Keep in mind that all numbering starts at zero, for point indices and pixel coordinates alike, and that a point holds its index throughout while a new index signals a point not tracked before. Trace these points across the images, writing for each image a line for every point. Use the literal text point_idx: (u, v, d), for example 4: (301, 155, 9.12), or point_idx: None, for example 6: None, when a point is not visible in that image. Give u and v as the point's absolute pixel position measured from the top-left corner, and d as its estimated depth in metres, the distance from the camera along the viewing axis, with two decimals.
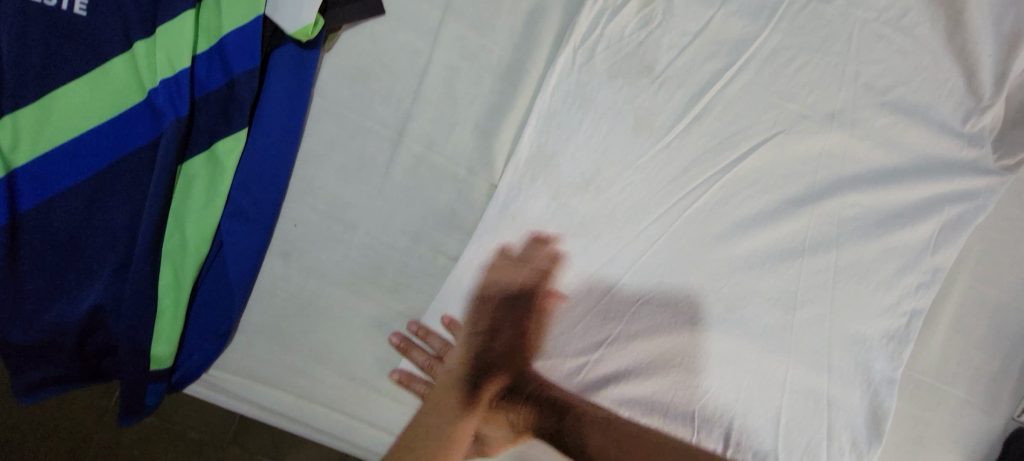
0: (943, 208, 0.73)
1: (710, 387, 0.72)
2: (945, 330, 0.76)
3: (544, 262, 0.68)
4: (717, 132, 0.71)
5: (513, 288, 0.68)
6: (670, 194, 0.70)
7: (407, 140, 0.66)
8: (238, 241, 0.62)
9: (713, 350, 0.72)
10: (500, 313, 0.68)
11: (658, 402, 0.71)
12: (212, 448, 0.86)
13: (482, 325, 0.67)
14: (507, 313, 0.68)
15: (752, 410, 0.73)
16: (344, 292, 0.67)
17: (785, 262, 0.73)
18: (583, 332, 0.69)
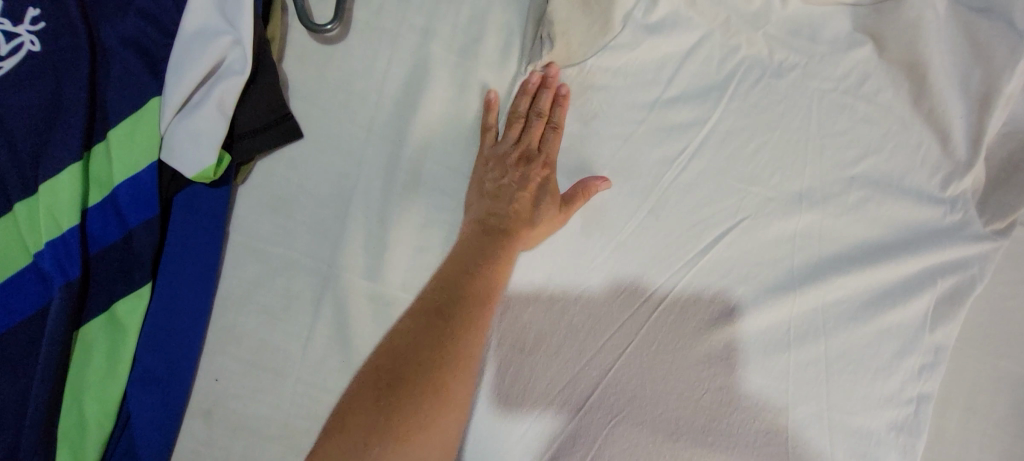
0: (934, 282, 0.67)
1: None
2: (958, 412, 0.69)
3: (535, 110, 0.61)
4: (679, 223, 0.65)
5: (515, 147, 0.60)
6: (633, 296, 0.64)
7: (338, 271, 0.59)
8: (147, 409, 0.55)
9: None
10: (503, 171, 0.60)
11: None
12: None
13: (490, 188, 0.59)
14: (517, 170, 0.60)
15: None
16: (277, 449, 0.58)
17: (771, 357, 0.65)
18: (568, 396, 0.63)
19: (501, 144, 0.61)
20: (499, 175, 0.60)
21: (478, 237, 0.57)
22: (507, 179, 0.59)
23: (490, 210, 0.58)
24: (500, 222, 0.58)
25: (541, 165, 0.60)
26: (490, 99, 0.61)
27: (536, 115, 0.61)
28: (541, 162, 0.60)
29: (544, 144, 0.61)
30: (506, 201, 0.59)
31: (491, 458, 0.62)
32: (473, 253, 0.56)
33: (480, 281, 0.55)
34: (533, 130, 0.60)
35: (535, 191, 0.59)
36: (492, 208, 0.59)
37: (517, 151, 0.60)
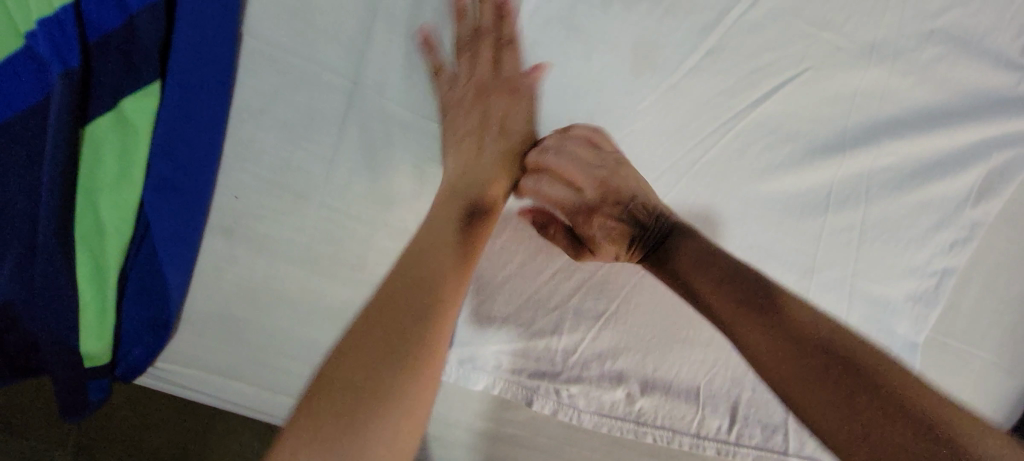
0: (991, 154, 0.64)
1: (719, 358, 0.66)
2: (977, 288, 0.69)
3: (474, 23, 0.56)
4: (736, 67, 0.59)
5: (470, 84, 0.57)
6: (677, 146, 0.61)
7: (365, 91, 0.55)
8: (167, 218, 0.52)
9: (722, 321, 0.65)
10: (464, 115, 0.56)
11: (660, 381, 0.65)
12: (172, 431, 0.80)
13: (454, 139, 0.55)
14: (477, 104, 0.57)
15: (763, 382, 0.67)
16: (301, 272, 0.57)
17: (807, 219, 0.64)
18: None
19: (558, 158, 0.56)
20: (460, 120, 0.56)
21: (452, 195, 0.52)
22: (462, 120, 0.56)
23: (462, 168, 0.54)
24: (473, 176, 0.54)
25: (501, 93, 0.57)
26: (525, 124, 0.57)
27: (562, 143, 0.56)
28: (501, 88, 0.57)
29: (501, 66, 0.57)
30: (474, 153, 0.56)
31: (519, 297, 0.62)
32: (457, 203, 0.52)
33: (478, 217, 0.52)
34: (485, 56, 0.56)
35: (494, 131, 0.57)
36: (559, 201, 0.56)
37: (475, 85, 0.57)
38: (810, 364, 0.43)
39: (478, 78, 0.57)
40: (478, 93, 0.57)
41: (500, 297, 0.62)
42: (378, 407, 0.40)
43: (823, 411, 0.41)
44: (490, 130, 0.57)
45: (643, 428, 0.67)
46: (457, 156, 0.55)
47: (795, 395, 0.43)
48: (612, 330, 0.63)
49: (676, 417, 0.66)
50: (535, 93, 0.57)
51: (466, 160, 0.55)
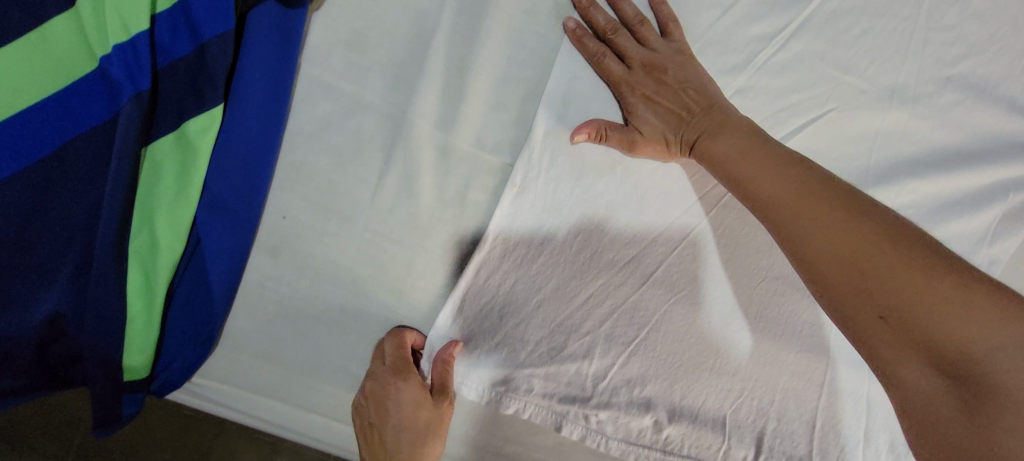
0: (1007, 194, 0.66)
1: (745, 387, 0.67)
2: None
3: (605, 27, 0.58)
4: (764, 106, 0.62)
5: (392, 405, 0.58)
6: (706, 178, 0.63)
7: (412, 118, 0.57)
8: (218, 236, 0.54)
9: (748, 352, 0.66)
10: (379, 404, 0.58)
11: (688, 409, 0.66)
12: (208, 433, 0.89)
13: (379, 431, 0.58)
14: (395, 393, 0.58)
15: (788, 413, 0.68)
16: (341, 292, 0.58)
17: None
18: (636, 269, 0.63)
19: (633, 41, 0.58)
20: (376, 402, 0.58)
21: (384, 438, 0.58)
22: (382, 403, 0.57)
23: (381, 441, 0.58)
24: (384, 403, 0.57)
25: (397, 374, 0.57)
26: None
27: (639, 21, 0.58)
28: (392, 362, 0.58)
29: (642, 116, 0.58)
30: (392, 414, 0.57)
31: (553, 325, 0.62)
32: (399, 431, 0.58)
33: (413, 431, 0.58)
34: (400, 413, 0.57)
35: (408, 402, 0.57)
36: (624, 46, 0.58)
37: (390, 380, 0.57)
38: (863, 221, 0.47)
39: (621, 76, 0.58)
40: (628, 85, 0.58)
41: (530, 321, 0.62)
42: None
43: (884, 269, 0.44)
44: (630, 105, 0.58)
45: (669, 457, 0.67)
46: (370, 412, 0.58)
47: (863, 250, 0.45)
48: (641, 357, 0.64)
49: (703, 446, 0.67)
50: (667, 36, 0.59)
51: (382, 395, 0.57)
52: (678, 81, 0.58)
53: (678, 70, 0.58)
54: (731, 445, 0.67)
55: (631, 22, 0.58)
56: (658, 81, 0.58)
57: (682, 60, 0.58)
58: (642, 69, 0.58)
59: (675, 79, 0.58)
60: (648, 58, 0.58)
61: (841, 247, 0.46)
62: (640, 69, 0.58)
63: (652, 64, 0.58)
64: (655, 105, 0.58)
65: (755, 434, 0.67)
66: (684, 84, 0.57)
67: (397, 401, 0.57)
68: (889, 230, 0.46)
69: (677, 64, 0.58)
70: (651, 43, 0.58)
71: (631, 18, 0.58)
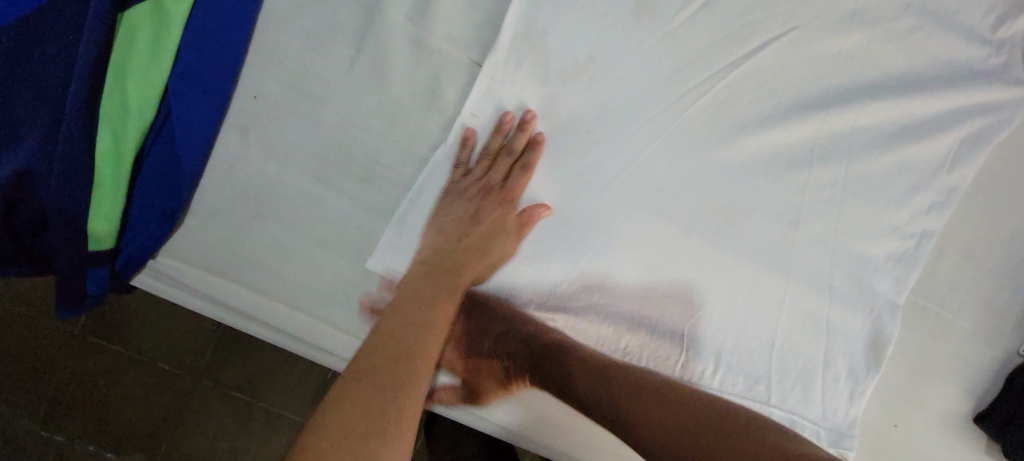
0: (965, 121, 0.68)
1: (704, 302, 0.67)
2: (957, 255, 0.72)
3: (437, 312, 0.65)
4: (728, 22, 0.64)
5: (479, 182, 0.62)
6: (671, 90, 0.65)
7: (385, 6, 0.58)
8: (189, 107, 0.55)
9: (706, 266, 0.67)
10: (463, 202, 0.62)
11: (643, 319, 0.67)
12: (187, 381, 0.97)
13: (439, 235, 0.61)
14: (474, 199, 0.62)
15: (748, 332, 0.69)
16: (308, 178, 0.60)
17: (791, 172, 0.67)
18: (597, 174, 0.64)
19: (468, 176, 0.62)
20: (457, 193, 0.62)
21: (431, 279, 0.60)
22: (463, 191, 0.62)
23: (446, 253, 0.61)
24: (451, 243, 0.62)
25: (499, 196, 0.62)
26: (503, 117, 0.61)
27: (507, 154, 0.62)
28: (495, 192, 0.62)
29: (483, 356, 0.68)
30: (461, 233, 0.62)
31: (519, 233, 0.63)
32: (443, 280, 0.61)
33: (468, 252, 0.62)
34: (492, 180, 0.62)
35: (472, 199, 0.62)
36: (435, 244, 0.61)
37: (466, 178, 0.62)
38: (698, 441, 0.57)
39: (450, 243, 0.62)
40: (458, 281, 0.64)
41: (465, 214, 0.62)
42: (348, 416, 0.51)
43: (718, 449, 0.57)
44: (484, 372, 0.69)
45: None
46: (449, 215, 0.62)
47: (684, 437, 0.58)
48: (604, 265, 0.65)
49: (659, 359, 0.68)
50: (491, 230, 0.62)
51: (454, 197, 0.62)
52: (492, 232, 0.62)
53: (485, 223, 0.62)
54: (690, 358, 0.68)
55: (491, 154, 0.62)
56: (468, 239, 0.62)
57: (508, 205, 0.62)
58: (440, 273, 0.61)
59: (488, 231, 0.62)
60: (461, 226, 0.62)
61: (671, 421, 0.60)
62: (446, 252, 0.61)
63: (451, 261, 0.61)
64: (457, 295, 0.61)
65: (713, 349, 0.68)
66: (498, 229, 0.62)
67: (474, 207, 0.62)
68: (721, 430, 0.59)
69: (491, 216, 0.62)
70: (493, 174, 0.62)
71: (479, 168, 0.62)
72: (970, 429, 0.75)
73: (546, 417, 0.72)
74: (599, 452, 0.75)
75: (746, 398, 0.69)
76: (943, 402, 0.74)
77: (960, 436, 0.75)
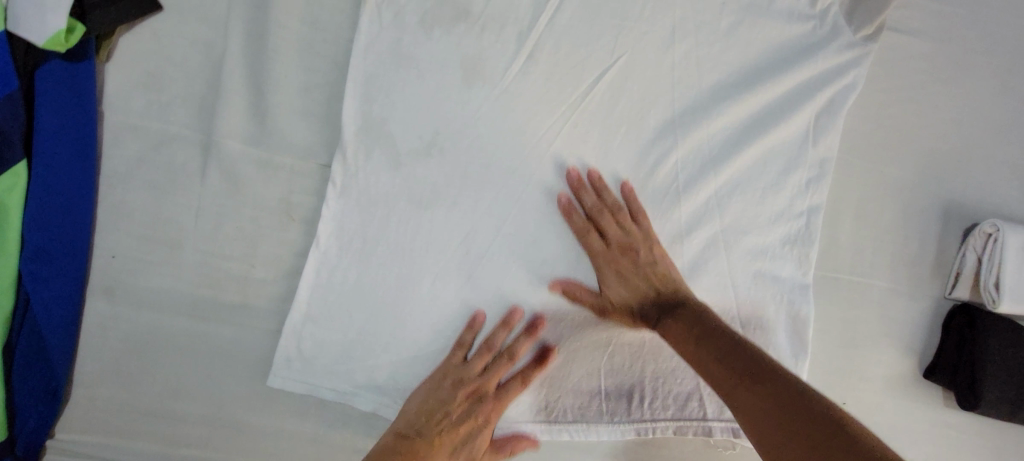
0: (813, 95, 0.69)
1: (612, 343, 0.69)
2: (852, 219, 0.73)
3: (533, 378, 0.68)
4: (556, 65, 0.66)
5: (473, 384, 0.65)
6: (524, 140, 0.66)
7: (219, 138, 0.60)
8: (47, 285, 0.56)
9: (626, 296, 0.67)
10: (451, 396, 0.65)
11: (563, 373, 0.69)
12: None
13: (426, 407, 0.64)
14: (463, 405, 0.66)
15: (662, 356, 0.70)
16: (185, 318, 0.60)
17: (661, 187, 0.69)
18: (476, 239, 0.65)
19: (467, 366, 0.65)
20: (448, 396, 0.65)
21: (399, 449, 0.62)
22: (449, 397, 0.65)
23: (416, 428, 0.63)
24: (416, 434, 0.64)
25: (493, 406, 0.67)
26: (477, 317, 0.64)
27: (506, 353, 0.66)
28: (492, 401, 0.67)
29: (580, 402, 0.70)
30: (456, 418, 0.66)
31: (412, 321, 0.64)
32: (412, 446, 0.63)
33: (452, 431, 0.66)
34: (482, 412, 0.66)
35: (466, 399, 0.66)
36: (420, 419, 0.64)
37: (473, 381, 0.65)
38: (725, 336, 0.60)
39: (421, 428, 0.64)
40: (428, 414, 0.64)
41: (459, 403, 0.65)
42: None
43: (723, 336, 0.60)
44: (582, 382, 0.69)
45: (555, 426, 0.69)
46: (422, 391, 0.64)
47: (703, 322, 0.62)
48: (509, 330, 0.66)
49: (586, 408, 0.70)
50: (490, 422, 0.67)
51: (435, 383, 0.64)
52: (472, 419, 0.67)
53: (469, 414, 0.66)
54: (617, 399, 0.70)
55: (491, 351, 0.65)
56: (453, 405, 0.65)
57: (653, 244, 0.67)
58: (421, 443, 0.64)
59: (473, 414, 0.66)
60: (442, 411, 0.65)
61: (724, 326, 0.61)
62: (414, 436, 0.63)
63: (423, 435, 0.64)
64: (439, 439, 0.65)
65: (634, 383, 0.70)
66: (443, 407, 0.65)
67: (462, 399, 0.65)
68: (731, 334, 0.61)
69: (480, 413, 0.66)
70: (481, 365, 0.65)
71: (479, 363, 0.65)
72: (921, 384, 0.74)
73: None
74: None
75: (681, 420, 0.70)
76: (884, 366, 0.73)
77: (913, 394, 0.74)
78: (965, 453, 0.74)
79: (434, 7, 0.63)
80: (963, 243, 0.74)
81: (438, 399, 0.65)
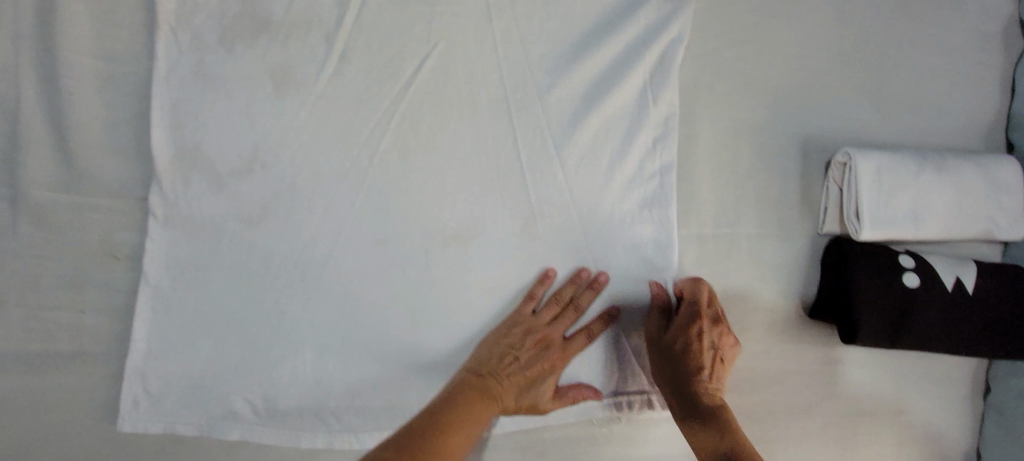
0: (643, 53, 0.68)
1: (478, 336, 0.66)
2: (708, 170, 0.72)
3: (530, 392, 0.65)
4: (372, 62, 0.65)
5: (541, 331, 0.65)
6: (351, 142, 0.64)
7: (25, 188, 0.59)
8: None
9: (565, 301, 0.67)
10: (522, 341, 0.65)
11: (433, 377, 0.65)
12: None
13: (497, 350, 0.64)
14: (530, 357, 0.65)
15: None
16: (19, 374, 0.59)
17: (504, 170, 0.67)
18: (314, 252, 0.63)
19: (536, 315, 0.66)
20: (518, 342, 0.65)
21: (469, 388, 0.61)
22: (521, 353, 0.65)
23: (482, 372, 0.63)
24: (485, 381, 0.63)
25: (551, 356, 0.65)
26: (547, 271, 0.67)
27: (569, 307, 0.67)
28: (551, 350, 0.66)
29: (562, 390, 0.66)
30: (499, 364, 0.64)
31: (259, 343, 0.62)
32: (461, 397, 0.61)
33: (483, 415, 0.61)
34: (536, 356, 0.65)
35: (532, 348, 0.65)
36: (488, 363, 0.63)
37: (539, 335, 0.65)
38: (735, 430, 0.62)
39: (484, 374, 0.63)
40: (491, 363, 0.63)
41: (520, 359, 0.64)
42: None
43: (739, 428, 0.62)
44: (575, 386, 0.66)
45: None
46: (490, 337, 0.65)
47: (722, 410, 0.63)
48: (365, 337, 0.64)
49: None
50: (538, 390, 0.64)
51: (511, 357, 0.64)
52: (532, 377, 0.64)
53: (531, 354, 0.65)
54: None
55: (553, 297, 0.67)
56: (534, 383, 0.64)
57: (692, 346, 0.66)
58: (475, 394, 0.61)
59: (530, 379, 0.64)
60: (511, 355, 0.64)
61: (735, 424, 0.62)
62: (481, 375, 0.63)
63: (488, 385, 0.62)
64: (477, 417, 0.60)
65: None
66: (512, 351, 0.64)
67: (522, 362, 0.64)
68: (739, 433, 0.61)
69: (547, 362, 0.65)
70: (551, 313, 0.66)
71: (548, 314, 0.66)
72: (806, 324, 0.72)
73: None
74: None
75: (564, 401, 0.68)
76: (767, 313, 0.72)
77: (801, 335, 0.72)
78: (862, 386, 0.73)
79: (231, 24, 0.62)
80: (825, 177, 0.73)
81: (510, 349, 0.64)
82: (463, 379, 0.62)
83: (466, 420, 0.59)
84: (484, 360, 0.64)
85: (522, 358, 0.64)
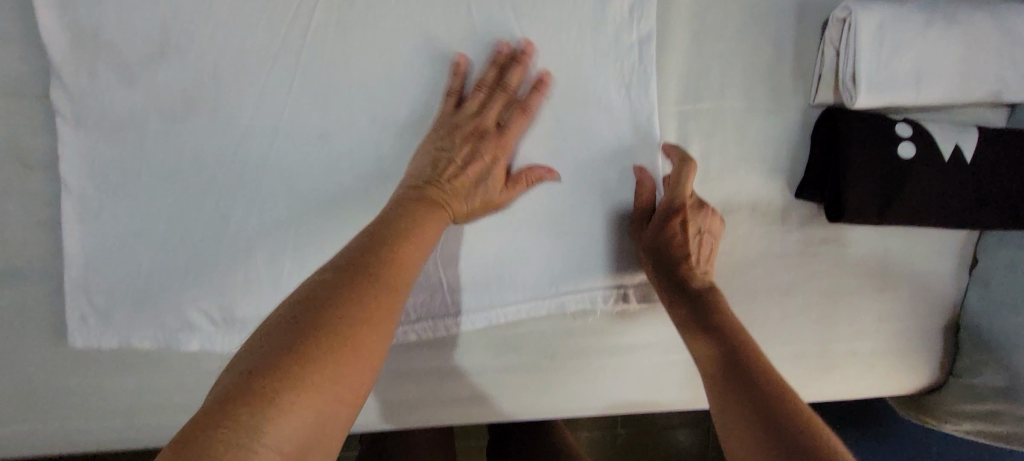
0: None
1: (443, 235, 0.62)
2: (688, 38, 0.64)
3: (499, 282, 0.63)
4: None
5: (479, 122, 0.56)
6: (276, 19, 0.56)
7: None
8: None
9: (491, 80, 0.57)
10: (471, 163, 0.55)
11: None
12: None
13: (431, 152, 0.55)
14: (466, 143, 0.55)
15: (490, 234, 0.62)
16: None
17: (460, 48, 0.58)
18: (252, 150, 0.57)
19: (473, 107, 0.56)
20: (452, 141, 0.55)
21: (409, 208, 0.52)
22: (454, 136, 0.55)
23: (421, 189, 0.54)
24: (427, 198, 0.53)
25: (495, 142, 0.56)
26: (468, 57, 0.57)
27: (499, 89, 0.57)
28: (494, 137, 0.56)
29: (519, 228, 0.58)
30: (448, 193, 0.54)
31: (204, 251, 0.58)
32: (403, 218, 0.51)
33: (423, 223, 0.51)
34: (478, 157, 0.55)
35: (481, 170, 0.56)
36: (427, 177, 0.54)
37: (492, 159, 0.56)
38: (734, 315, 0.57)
39: (421, 181, 0.54)
40: (428, 170, 0.54)
41: (463, 169, 0.55)
42: (303, 346, 0.38)
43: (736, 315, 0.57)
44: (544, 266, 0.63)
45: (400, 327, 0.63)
46: (426, 156, 0.55)
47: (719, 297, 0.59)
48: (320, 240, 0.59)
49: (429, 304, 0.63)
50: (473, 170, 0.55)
51: (455, 170, 0.55)
52: (474, 171, 0.55)
53: (478, 166, 0.55)
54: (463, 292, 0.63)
55: (487, 87, 0.57)
56: (466, 166, 0.55)
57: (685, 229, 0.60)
58: (416, 207, 0.52)
59: (471, 174, 0.55)
60: (452, 166, 0.55)
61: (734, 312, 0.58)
62: (423, 189, 0.54)
63: (432, 200, 0.53)
64: (423, 233, 0.51)
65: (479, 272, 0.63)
66: (450, 156, 0.55)
67: (464, 163, 0.55)
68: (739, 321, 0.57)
69: (485, 148, 0.56)
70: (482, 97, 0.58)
71: (494, 115, 0.56)
72: (793, 205, 0.68)
73: (375, 398, 0.67)
74: (441, 408, 0.68)
75: (537, 298, 0.63)
76: (750, 195, 0.67)
77: (786, 217, 0.68)
78: (847, 266, 0.70)
79: None
80: (822, 39, 0.65)
81: (454, 159, 0.55)
82: (401, 199, 0.53)
83: (412, 243, 0.49)
84: (424, 180, 0.54)
85: (457, 144, 0.55)
